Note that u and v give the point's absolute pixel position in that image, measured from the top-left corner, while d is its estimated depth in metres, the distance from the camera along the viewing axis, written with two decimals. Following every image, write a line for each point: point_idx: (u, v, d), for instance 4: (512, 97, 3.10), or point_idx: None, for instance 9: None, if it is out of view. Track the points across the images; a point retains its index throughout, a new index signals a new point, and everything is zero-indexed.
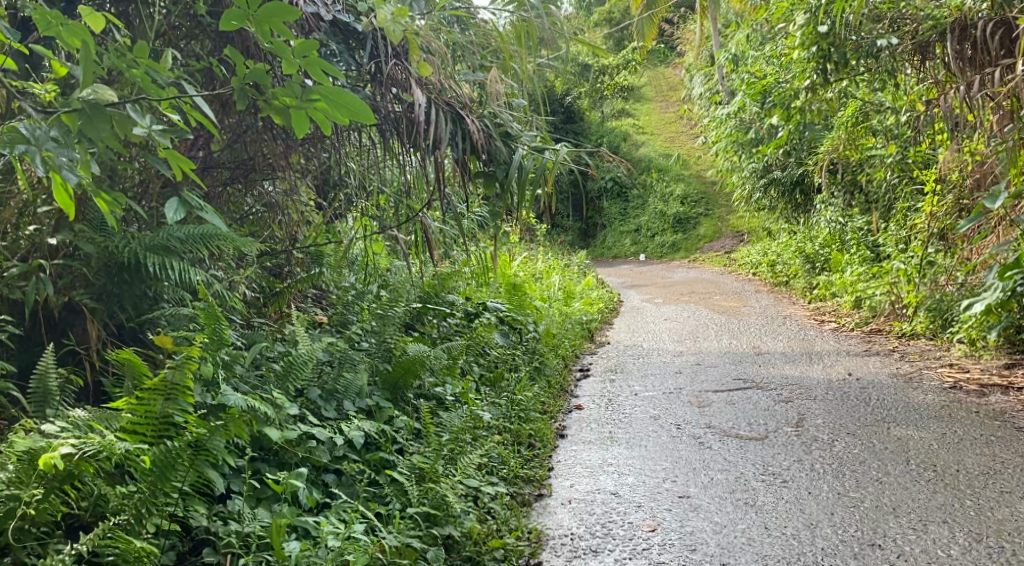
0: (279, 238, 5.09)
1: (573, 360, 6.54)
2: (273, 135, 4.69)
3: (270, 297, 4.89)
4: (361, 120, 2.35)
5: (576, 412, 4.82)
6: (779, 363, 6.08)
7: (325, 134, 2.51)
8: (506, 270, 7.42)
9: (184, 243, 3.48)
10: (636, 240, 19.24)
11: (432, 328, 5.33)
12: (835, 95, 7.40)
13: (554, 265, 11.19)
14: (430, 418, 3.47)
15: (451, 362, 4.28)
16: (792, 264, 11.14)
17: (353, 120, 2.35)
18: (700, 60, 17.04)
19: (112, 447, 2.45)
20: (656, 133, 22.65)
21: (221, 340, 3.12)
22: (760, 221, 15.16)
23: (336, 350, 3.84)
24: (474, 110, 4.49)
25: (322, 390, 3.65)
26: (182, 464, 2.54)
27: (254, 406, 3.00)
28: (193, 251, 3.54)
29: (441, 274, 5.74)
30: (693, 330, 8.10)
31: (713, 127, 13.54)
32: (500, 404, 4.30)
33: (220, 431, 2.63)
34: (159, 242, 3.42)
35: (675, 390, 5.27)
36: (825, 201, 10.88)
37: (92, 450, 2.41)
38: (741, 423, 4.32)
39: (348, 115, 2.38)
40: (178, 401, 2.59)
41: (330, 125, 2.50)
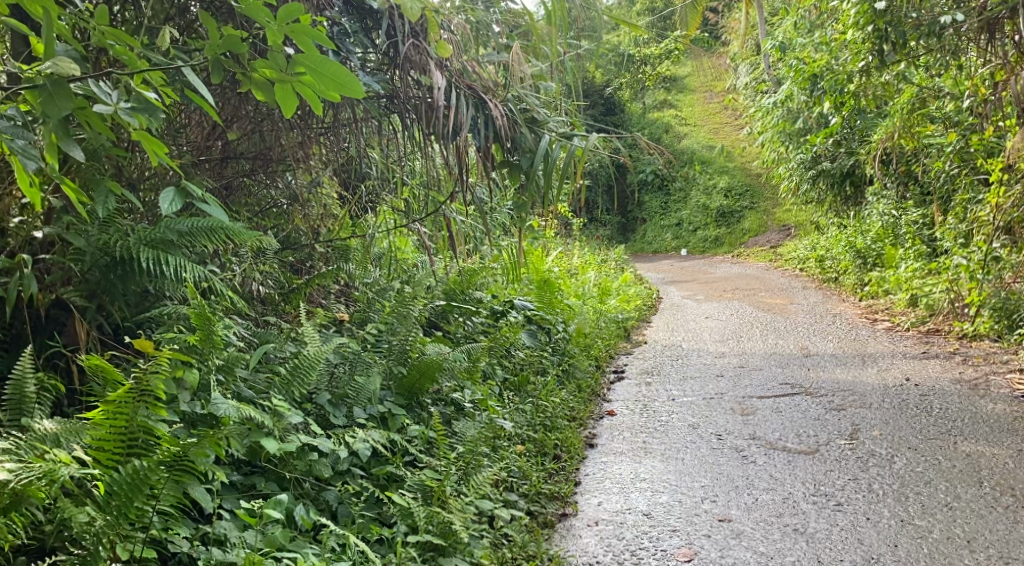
0: (299, 232, 4.85)
1: (608, 362, 6.19)
2: (290, 123, 4.44)
3: (288, 295, 4.65)
4: (350, 94, 2.05)
5: (608, 418, 4.49)
6: (828, 366, 5.67)
7: (314, 113, 2.22)
8: (539, 266, 7.10)
9: (185, 237, 3.25)
10: (679, 234, 18.75)
11: (458, 327, 5.04)
12: (892, 80, 6.97)
13: (591, 260, 10.85)
14: (443, 428, 3.19)
15: (472, 366, 3.96)
16: (841, 259, 10.63)
17: (341, 95, 2.05)
18: (746, 48, 16.55)
19: (57, 473, 2.14)
20: (699, 125, 22.12)
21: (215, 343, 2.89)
22: (808, 214, 14.61)
23: (348, 352, 3.58)
24: (499, 93, 4.20)
25: (332, 395, 3.39)
26: (150, 486, 2.25)
27: (250, 415, 2.74)
28: (194, 246, 3.29)
29: (468, 271, 5.46)
30: (736, 328, 7.70)
31: (758, 118, 13.08)
32: (525, 412, 4.01)
33: (196, 447, 2.33)
34: (157, 237, 3.18)
35: (716, 395, 4.91)
36: (877, 193, 10.37)
37: (31, 477, 2.11)
38: (788, 434, 3.96)
39: (337, 89, 2.08)
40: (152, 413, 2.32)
41: (320, 102, 2.20)
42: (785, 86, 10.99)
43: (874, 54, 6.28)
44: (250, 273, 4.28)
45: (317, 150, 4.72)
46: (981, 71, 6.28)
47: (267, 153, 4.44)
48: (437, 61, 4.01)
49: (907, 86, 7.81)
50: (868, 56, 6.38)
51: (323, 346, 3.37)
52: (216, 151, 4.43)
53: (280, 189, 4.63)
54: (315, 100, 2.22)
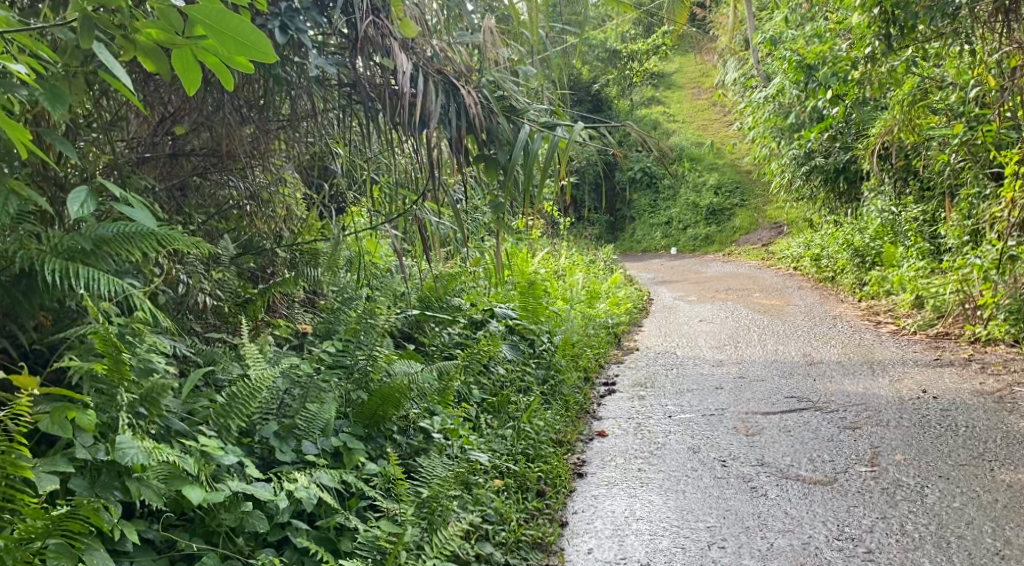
0: (259, 236, 4.41)
1: (598, 373, 5.75)
2: (243, 114, 4.01)
3: (243, 306, 4.21)
4: (261, 59, 1.63)
5: (598, 441, 4.05)
6: (835, 376, 5.23)
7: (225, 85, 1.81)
8: (524, 269, 6.64)
9: (108, 245, 2.79)
10: (668, 232, 18.34)
11: (433, 339, 4.60)
12: (896, 69, 6.55)
13: (579, 262, 10.41)
14: (405, 469, 2.75)
15: (442, 387, 3.47)
16: (837, 258, 10.21)
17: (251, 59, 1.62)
18: (735, 43, 16.21)
19: None
20: (688, 122, 21.73)
21: (126, 372, 2.44)
22: (800, 212, 14.22)
23: (299, 375, 3.12)
24: (472, 79, 3.76)
25: (279, 426, 2.94)
26: None
27: (167, 459, 2.27)
28: (118, 252, 2.84)
29: (445, 276, 5.01)
30: (733, 333, 7.29)
31: (748, 113, 12.71)
32: (504, 439, 3.57)
33: (66, 523, 1.93)
34: (70, 244, 2.73)
35: (716, 411, 4.47)
36: (875, 189, 9.95)
37: None
38: (800, 459, 3.53)
39: (245, 51, 1.64)
40: (10, 480, 1.91)
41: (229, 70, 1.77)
42: (777, 80, 10.58)
43: (880, 38, 5.87)
44: (198, 282, 3.84)
45: (276, 144, 4.28)
46: (993, 58, 5.87)
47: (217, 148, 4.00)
48: (402, 42, 3.60)
49: (909, 76, 7.42)
50: (873, 42, 5.97)
51: (268, 369, 2.93)
52: (163, 146, 3.99)
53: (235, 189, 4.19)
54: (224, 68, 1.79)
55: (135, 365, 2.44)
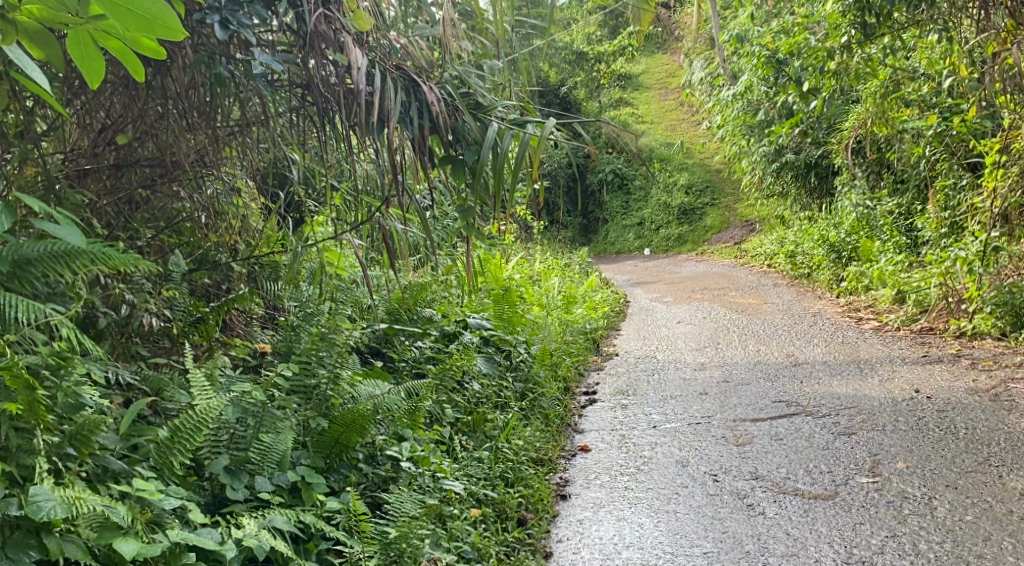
0: (212, 249, 4.12)
1: (577, 382, 5.50)
2: (189, 120, 3.74)
3: (196, 324, 3.90)
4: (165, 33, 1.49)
5: (581, 457, 3.80)
6: (822, 377, 5.02)
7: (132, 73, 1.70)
8: (497, 276, 6.38)
9: (33, 268, 2.62)
10: (640, 233, 18.17)
11: (403, 353, 4.32)
12: (870, 61, 6.41)
13: (554, 265, 10.19)
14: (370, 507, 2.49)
15: (412, 408, 3.21)
16: (812, 254, 10.05)
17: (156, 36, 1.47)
18: (701, 43, 16.15)
19: None
20: (656, 123, 21.62)
21: (42, 412, 2.17)
22: (771, 209, 14.10)
23: (252, 402, 2.86)
24: (434, 75, 3.52)
25: (230, 460, 2.70)
26: None
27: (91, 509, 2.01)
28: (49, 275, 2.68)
29: (414, 286, 4.73)
30: (713, 334, 7.08)
31: (718, 111, 12.60)
32: (480, 462, 3.31)
33: None
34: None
35: (702, 419, 4.24)
36: (848, 184, 9.81)
37: None
38: (796, 471, 3.32)
39: (145, 28, 1.49)
40: None
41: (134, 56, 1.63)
42: (746, 76, 10.44)
43: (855, 27, 5.72)
44: (143, 301, 3.56)
45: (228, 151, 4.01)
46: (969, 45, 5.74)
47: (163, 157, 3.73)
48: (355, 37, 3.36)
49: (881, 68, 7.30)
50: (847, 32, 5.82)
51: (216, 397, 2.68)
52: (104, 156, 3.73)
53: (185, 201, 3.92)
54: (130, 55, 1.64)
55: (51, 403, 2.18)
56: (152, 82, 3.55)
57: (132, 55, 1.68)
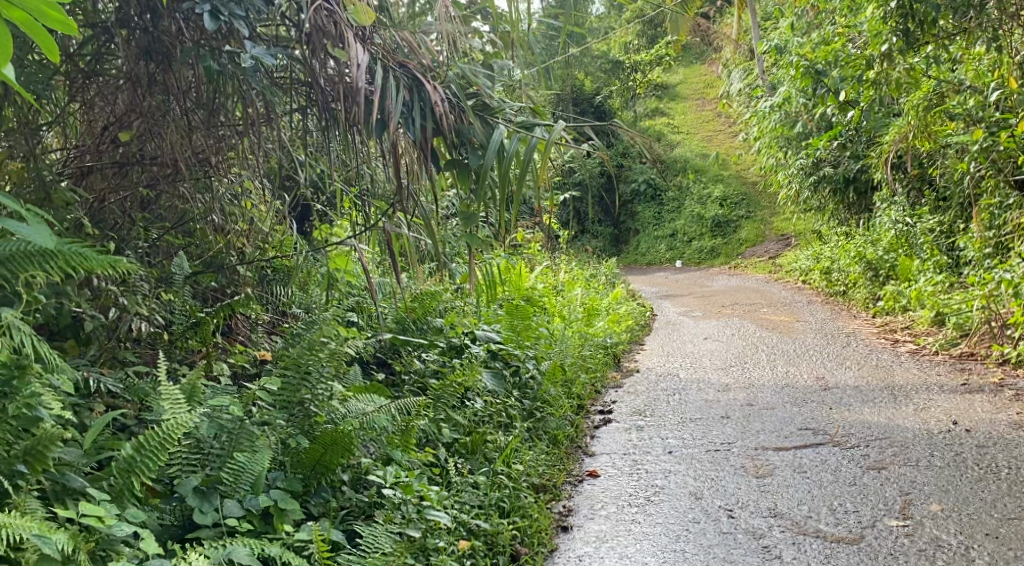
0: (222, 251, 3.91)
1: (593, 400, 5.26)
2: (190, 117, 3.60)
3: (194, 329, 3.72)
4: None
5: (588, 484, 3.57)
6: (852, 403, 4.72)
7: (44, 51, 1.77)
8: (516, 286, 6.17)
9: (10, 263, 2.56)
10: (673, 245, 17.82)
11: (408, 365, 4.13)
12: (914, 71, 6.10)
13: (579, 275, 9.94)
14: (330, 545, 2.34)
15: (404, 428, 3.04)
16: (848, 271, 9.67)
17: None
18: (739, 54, 15.79)
19: None
20: (693, 133, 21.24)
21: None
22: (808, 224, 13.69)
23: (229, 420, 2.70)
24: (442, 73, 3.34)
25: (201, 480, 2.54)
26: None
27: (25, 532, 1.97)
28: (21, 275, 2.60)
29: (424, 295, 4.54)
30: (740, 352, 6.80)
31: (754, 122, 12.27)
32: (475, 488, 3.13)
33: None
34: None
35: (722, 446, 3.98)
36: (888, 199, 9.44)
37: None
38: (819, 508, 3.06)
39: None
40: None
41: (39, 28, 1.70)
42: (783, 87, 10.14)
43: (896, 36, 5.41)
44: (134, 305, 3.39)
45: (234, 151, 3.87)
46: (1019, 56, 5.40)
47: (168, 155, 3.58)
48: (357, 32, 3.20)
49: (924, 79, 6.97)
50: (889, 39, 5.51)
51: (187, 411, 2.50)
52: (106, 154, 3.60)
53: (191, 201, 3.74)
54: (36, 30, 1.72)
55: None
56: (151, 79, 3.44)
57: (40, 27, 1.71)
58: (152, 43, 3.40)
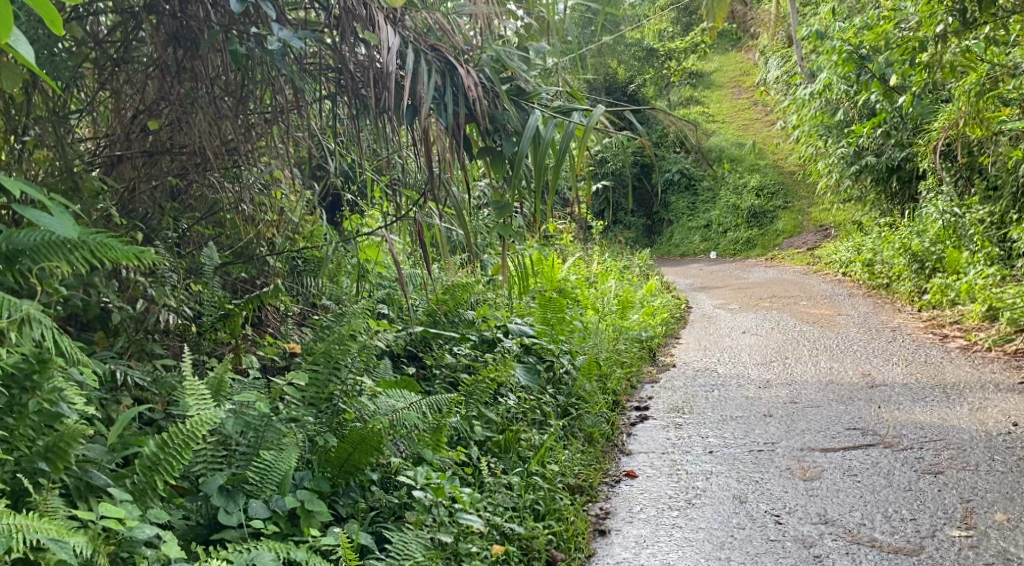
0: (252, 241, 3.83)
1: (628, 395, 5.11)
2: (219, 104, 3.50)
3: (224, 321, 3.63)
4: None
5: (625, 485, 3.43)
6: (902, 402, 4.52)
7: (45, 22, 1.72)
8: (549, 278, 6.03)
9: (33, 256, 2.42)
10: (708, 235, 17.54)
11: (439, 359, 4.02)
12: (968, 55, 5.83)
13: (612, 267, 9.75)
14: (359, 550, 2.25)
15: (435, 427, 2.92)
16: (892, 264, 9.39)
17: None
18: (778, 40, 15.44)
19: None
20: (728, 122, 20.88)
21: None
22: (848, 214, 13.37)
23: (255, 417, 2.60)
24: (476, 57, 3.20)
25: (226, 479, 2.44)
26: None
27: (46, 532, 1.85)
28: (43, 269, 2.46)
29: (456, 287, 4.42)
30: (780, 347, 6.60)
31: (794, 110, 11.97)
32: (509, 490, 3.02)
33: None
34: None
35: (765, 446, 3.82)
36: (934, 189, 9.14)
37: None
38: (874, 514, 2.90)
39: None
40: None
41: None
42: (824, 74, 9.85)
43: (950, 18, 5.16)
44: (162, 296, 3.30)
45: (263, 140, 3.77)
46: None
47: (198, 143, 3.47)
48: (388, 14, 3.07)
49: (976, 63, 6.68)
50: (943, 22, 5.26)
51: (212, 408, 2.40)
52: (136, 142, 3.50)
53: (221, 190, 3.63)
54: None
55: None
56: (180, 65, 3.34)
57: None
58: (180, 29, 3.29)
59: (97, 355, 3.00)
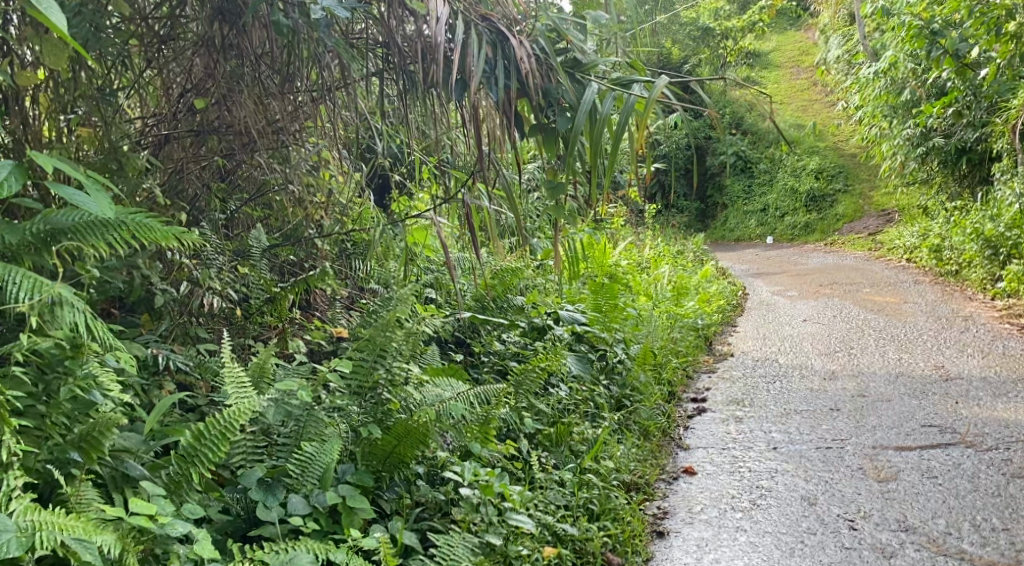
0: (301, 223, 3.71)
1: (684, 386, 4.90)
2: (266, 82, 3.38)
3: (270, 304, 3.54)
4: None
5: (684, 483, 3.24)
6: (981, 397, 4.24)
7: None
8: (601, 263, 5.84)
9: (70, 235, 2.31)
10: (764, 220, 17.08)
11: (488, 346, 3.89)
12: None
13: (665, 253, 9.48)
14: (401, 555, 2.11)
15: (483, 419, 2.77)
16: (961, 250, 8.97)
17: None
18: (840, 18, 14.89)
19: None
20: (786, 103, 20.30)
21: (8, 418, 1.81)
22: (913, 198, 12.85)
23: (295, 407, 2.48)
24: (530, 28, 3.01)
25: (266, 472, 2.32)
26: None
27: (69, 533, 1.74)
28: (84, 249, 2.34)
29: (506, 270, 4.27)
30: (844, 336, 6.31)
31: (856, 89, 11.51)
32: (561, 487, 2.88)
33: None
34: (10, 241, 2.26)
35: (834, 443, 3.59)
36: (1009, 171, 8.69)
37: None
38: (960, 525, 2.68)
39: None
40: None
41: None
42: (890, 51, 9.42)
43: None
44: (207, 279, 3.20)
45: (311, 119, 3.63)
46: None
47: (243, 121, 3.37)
48: None
49: None
50: None
51: (249, 397, 2.27)
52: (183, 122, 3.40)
53: (268, 170, 3.52)
54: None
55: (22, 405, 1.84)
56: (224, 42, 3.21)
57: None
58: (225, 3, 3.17)
59: (139, 339, 2.91)
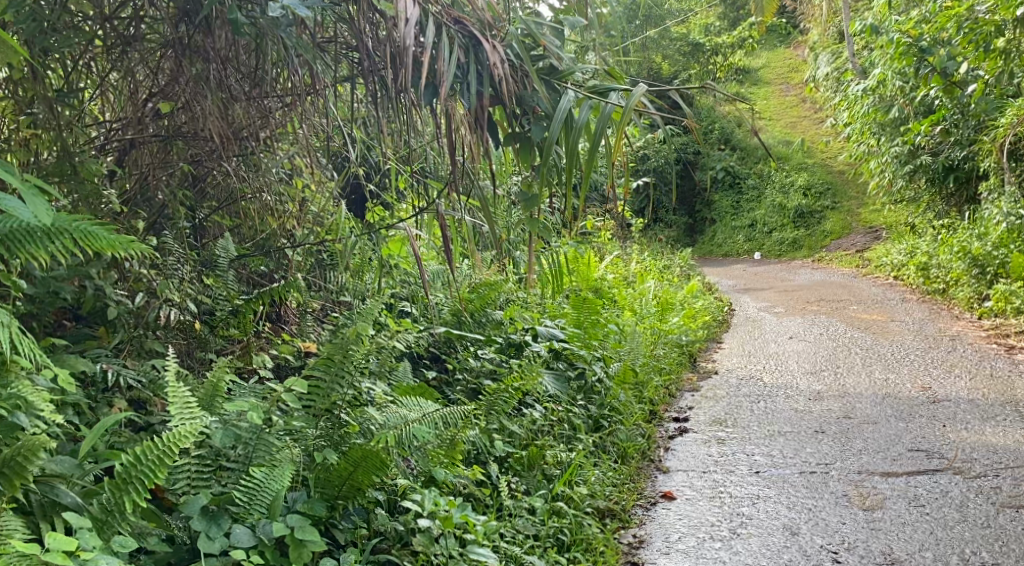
0: (273, 233, 3.54)
1: (666, 405, 4.77)
2: (233, 86, 3.22)
3: (235, 317, 3.34)
4: None
5: (662, 509, 3.09)
6: (969, 420, 4.13)
7: None
8: (585, 278, 5.69)
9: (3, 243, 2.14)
10: (751, 236, 17.00)
11: (463, 363, 3.74)
12: None
13: (652, 268, 9.33)
14: None
15: (450, 443, 2.63)
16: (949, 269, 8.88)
17: None
18: (828, 34, 14.88)
19: None
20: (774, 119, 20.28)
21: None
22: (900, 215, 12.80)
23: (245, 429, 2.33)
24: (506, 31, 2.87)
25: (210, 500, 2.17)
26: None
27: None
28: (19, 258, 2.17)
29: (485, 283, 4.12)
30: (831, 355, 6.19)
31: (845, 106, 11.44)
32: (531, 515, 2.77)
33: None
34: None
35: (818, 468, 3.45)
36: (997, 190, 8.62)
37: None
38: (948, 559, 2.55)
39: None
40: None
41: None
42: (879, 68, 9.34)
43: None
44: (165, 290, 3.03)
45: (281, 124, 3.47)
46: None
47: (207, 129, 3.17)
48: None
49: None
50: None
51: (192, 419, 2.12)
52: (150, 127, 3.23)
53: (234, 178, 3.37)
54: None
55: None
56: (188, 43, 3.06)
57: None
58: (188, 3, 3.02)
59: (89, 353, 2.74)
